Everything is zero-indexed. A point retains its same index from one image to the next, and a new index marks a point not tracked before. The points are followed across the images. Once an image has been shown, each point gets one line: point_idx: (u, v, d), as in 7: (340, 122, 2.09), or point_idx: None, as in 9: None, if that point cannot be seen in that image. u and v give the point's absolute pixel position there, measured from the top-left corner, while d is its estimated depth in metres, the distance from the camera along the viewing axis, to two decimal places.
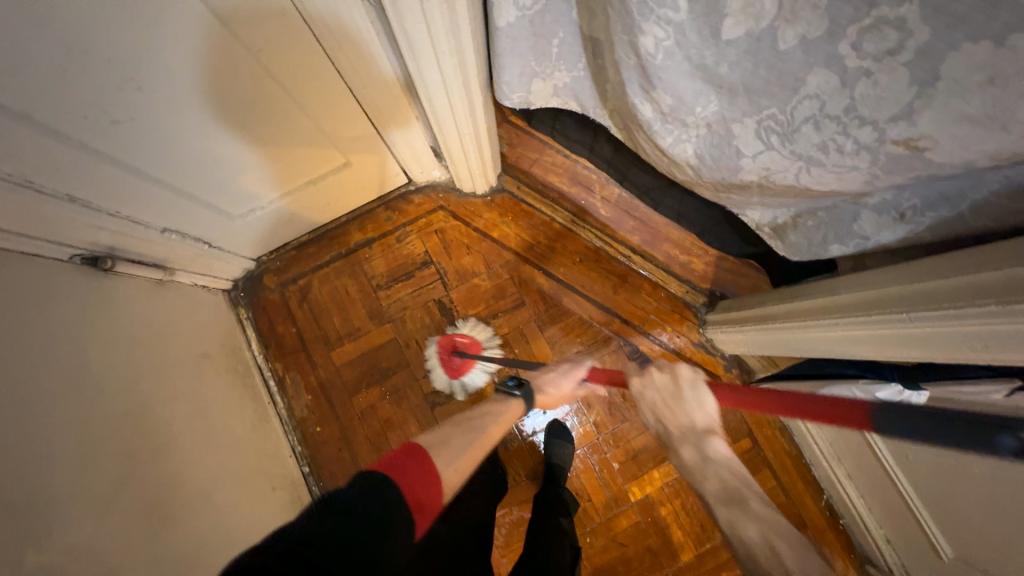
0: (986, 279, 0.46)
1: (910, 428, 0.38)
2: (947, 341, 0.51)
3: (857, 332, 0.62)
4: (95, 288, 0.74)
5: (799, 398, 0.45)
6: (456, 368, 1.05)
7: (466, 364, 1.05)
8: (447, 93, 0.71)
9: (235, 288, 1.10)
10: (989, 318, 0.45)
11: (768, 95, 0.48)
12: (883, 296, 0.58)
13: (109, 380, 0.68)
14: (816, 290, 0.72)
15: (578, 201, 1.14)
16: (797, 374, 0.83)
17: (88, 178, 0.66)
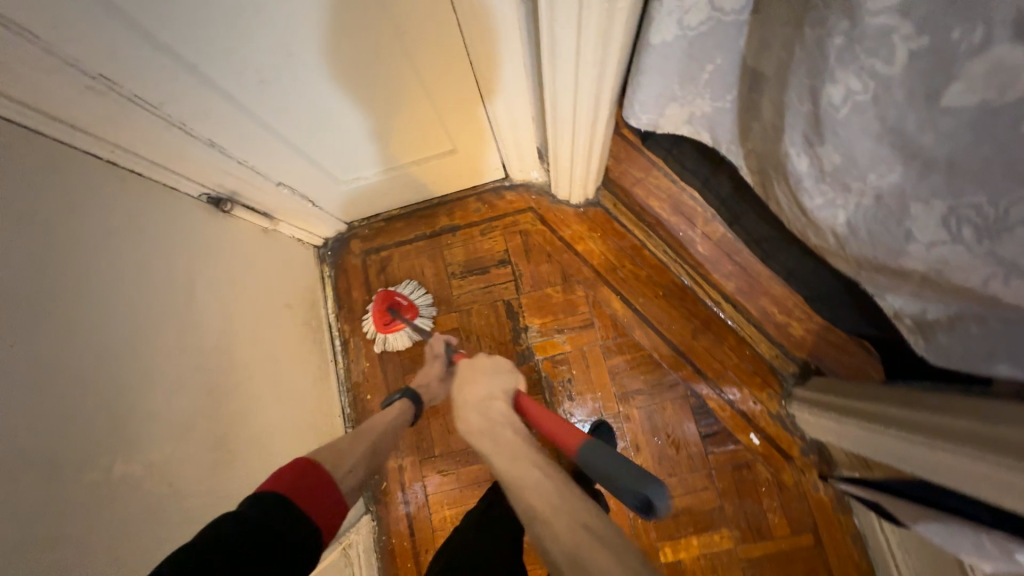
0: None
1: (602, 462, 0.57)
2: None
3: (983, 475, 0.51)
4: (213, 228, 0.81)
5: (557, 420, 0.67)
6: (388, 325, 1.04)
7: (395, 325, 1.04)
8: (574, 102, 0.67)
9: (324, 247, 1.17)
10: None
11: (979, 180, 0.39)
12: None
13: (204, 315, 0.74)
14: (956, 409, 0.60)
15: (676, 231, 1.05)
16: (900, 492, 0.71)
17: (228, 128, 0.70)
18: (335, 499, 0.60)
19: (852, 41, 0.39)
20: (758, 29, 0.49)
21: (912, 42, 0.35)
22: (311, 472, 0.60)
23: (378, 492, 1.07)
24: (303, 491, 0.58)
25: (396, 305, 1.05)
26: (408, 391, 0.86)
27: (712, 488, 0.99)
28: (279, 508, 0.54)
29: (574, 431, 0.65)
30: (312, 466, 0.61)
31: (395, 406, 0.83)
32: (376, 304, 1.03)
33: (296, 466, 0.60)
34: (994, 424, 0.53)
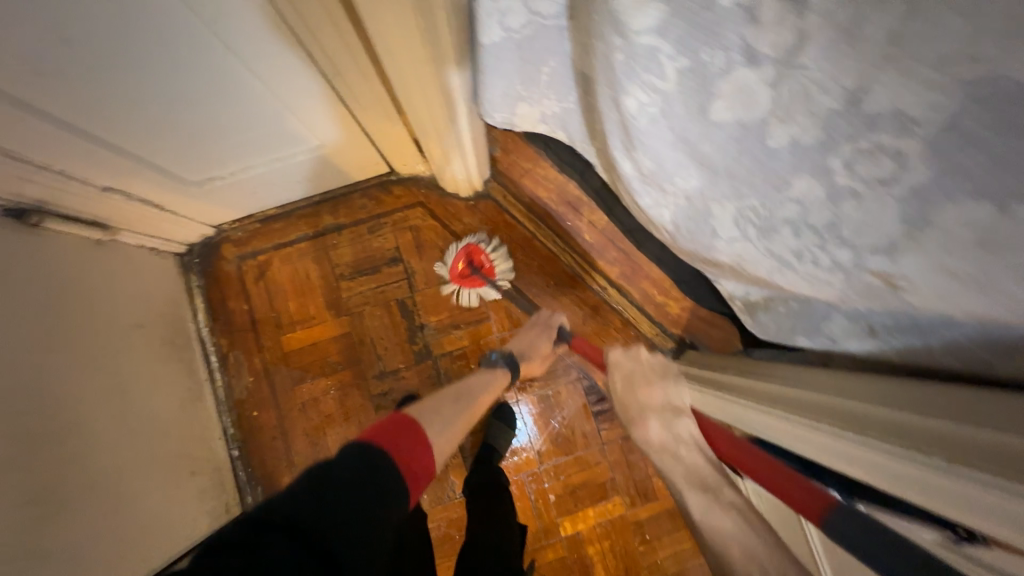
0: (904, 420, 0.42)
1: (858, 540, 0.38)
2: (829, 456, 0.47)
3: (765, 421, 0.59)
4: (18, 244, 0.69)
5: (789, 475, 0.46)
6: (467, 280, 1.07)
7: (474, 279, 1.07)
8: (427, 100, 0.65)
9: (189, 254, 1.05)
10: (876, 448, 0.41)
11: (750, 184, 0.43)
12: (810, 397, 0.55)
13: (18, 351, 0.64)
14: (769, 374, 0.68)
15: (564, 221, 1.09)
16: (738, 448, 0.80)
17: (15, 130, 0.59)
18: (418, 448, 0.62)
19: (633, 56, 0.41)
20: (576, 36, 0.50)
21: (677, 61, 0.38)
22: (411, 432, 0.63)
23: None
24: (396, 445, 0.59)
25: (477, 263, 1.07)
26: (510, 359, 0.93)
27: (605, 462, 1.05)
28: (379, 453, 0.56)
29: (820, 493, 0.43)
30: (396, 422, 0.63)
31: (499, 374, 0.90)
32: (454, 259, 1.07)
33: (392, 421, 0.63)
34: (837, 397, 0.52)
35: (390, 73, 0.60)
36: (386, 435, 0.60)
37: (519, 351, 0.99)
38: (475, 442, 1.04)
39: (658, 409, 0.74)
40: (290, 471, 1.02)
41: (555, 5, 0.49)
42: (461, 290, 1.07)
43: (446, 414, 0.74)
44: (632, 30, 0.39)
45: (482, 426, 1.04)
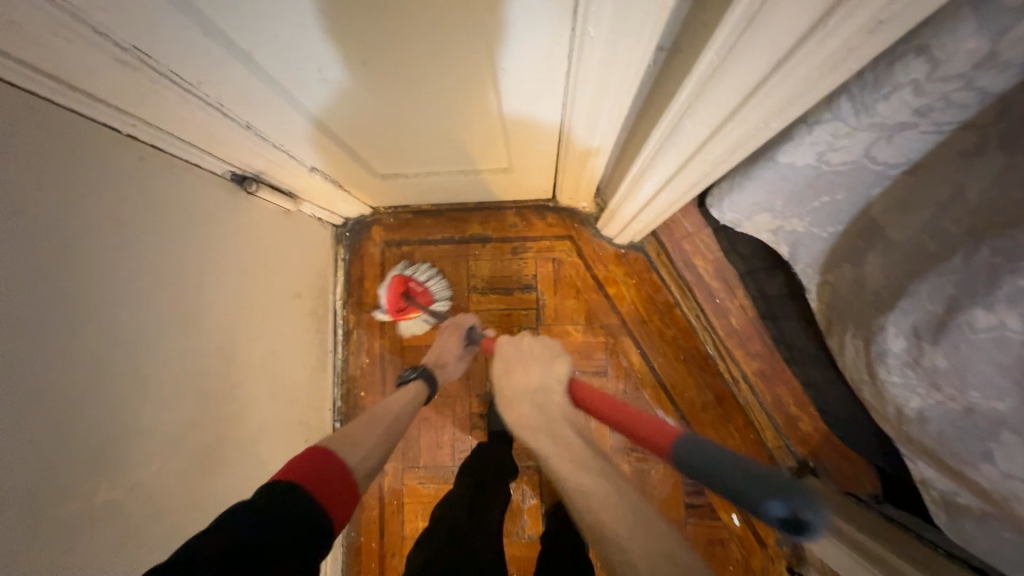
0: None
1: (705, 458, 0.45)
2: None
3: None
4: (233, 209, 0.73)
5: (636, 418, 0.54)
6: (402, 312, 1.01)
7: (408, 310, 1.01)
8: (664, 181, 0.61)
9: (344, 226, 1.10)
10: None
11: None
12: None
13: (210, 312, 0.68)
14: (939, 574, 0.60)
15: (712, 298, 1.01)
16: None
17: (270, 115, 0.62)
18: (346, 484, 0.54)
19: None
20: (920, 186, 0.45)
21: None
22: (334, 466, 0.54)
23: None
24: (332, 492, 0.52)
25: (411, 293, 1.02)
26: (424, 371, 0.85)
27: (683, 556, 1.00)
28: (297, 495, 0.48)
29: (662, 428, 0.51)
30: (320, 456, 0.54)
31: (411, 388, 0.80)
32: (388, 289, 1.01)
33: (312, 455, 0.54)
34: None
35: (645, 152, 0.56)
36: (308, 469, 0.52)
37: (434, 360, 0.89)
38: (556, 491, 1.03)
39: (529, 391, 0.68)
40: None
41: (900, 155, 0.45)
42: (404, 323, 1.02)
43: (364, 439, 0.64)
44: None
45: None
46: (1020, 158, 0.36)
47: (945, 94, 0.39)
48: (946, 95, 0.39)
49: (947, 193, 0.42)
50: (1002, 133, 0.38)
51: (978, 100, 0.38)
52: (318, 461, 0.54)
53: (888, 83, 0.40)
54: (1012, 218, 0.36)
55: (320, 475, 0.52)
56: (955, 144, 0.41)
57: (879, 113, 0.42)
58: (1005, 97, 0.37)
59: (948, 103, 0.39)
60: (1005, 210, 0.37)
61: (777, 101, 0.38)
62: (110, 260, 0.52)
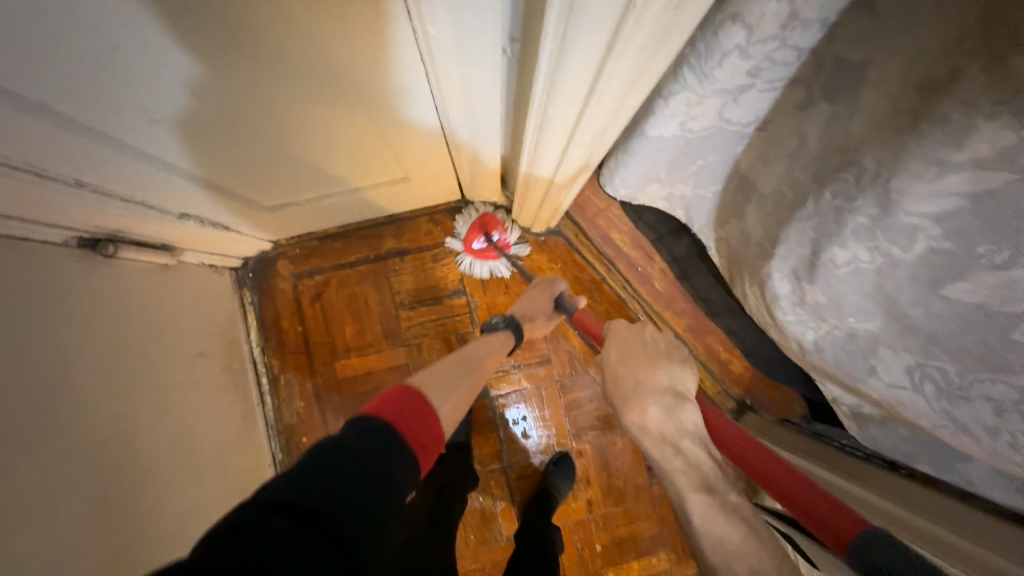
0: None
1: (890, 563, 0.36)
2: None
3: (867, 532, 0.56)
4: (91, 280, 0.64)
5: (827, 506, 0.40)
6: (478, 250, 1.00)
7: (487, 252, 1.00)
8: (553, 170, 0.61)
9: (244, 268, 1.01)
10: None
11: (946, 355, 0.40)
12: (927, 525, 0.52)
13: (86, 400, 0.59)
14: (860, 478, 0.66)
15: (634, 267, 1.04)
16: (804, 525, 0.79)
17: (105, 167, 0.54)
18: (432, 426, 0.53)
19: (878, 224, 0.37)
20: (774, 141, 0.48)
21: (936, 243, 0.34)
22: (421, 403, 0.54)
23: None
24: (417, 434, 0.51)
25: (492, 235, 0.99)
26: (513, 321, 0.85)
27: (655, 515, 1.04)
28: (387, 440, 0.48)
29: (824, 494, 0.41)
30: (418, 401, 0.54)
31: (500, 337, 0.81)
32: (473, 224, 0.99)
33: (404, 391, 0.54)
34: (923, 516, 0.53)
35: (527, 144, 0.55)
36: (401, 415, 0.51)
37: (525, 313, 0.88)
38: (525, 487, 1.02)
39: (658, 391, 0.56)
40: None
41: (750, 115, 0.48)
42: (472, 263, 1.01)
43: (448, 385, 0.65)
44: (898, 203, 0.35)
45: (537, 472, 1.03)
46: (842, 105, 0.39)
47: (768, 53, 0.40)
48: (770, 54, 0.40)
49: (794, 143, 0.45)
50: (825, 84, 0.41)
51: (798, 57, 0.41)
52: (415, 405, 0.53)
53: (717, 50, 0.41)
54: (845, 161, 0.39)
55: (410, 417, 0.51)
56: (789, 100, 0.44)
57: (719, 79, 0.43)
58: (821, 51, 0.40)
59: (776, 63, 0.42)
60: (840, 155, 0.40)
61: (628, 79, 0.38)
62: None
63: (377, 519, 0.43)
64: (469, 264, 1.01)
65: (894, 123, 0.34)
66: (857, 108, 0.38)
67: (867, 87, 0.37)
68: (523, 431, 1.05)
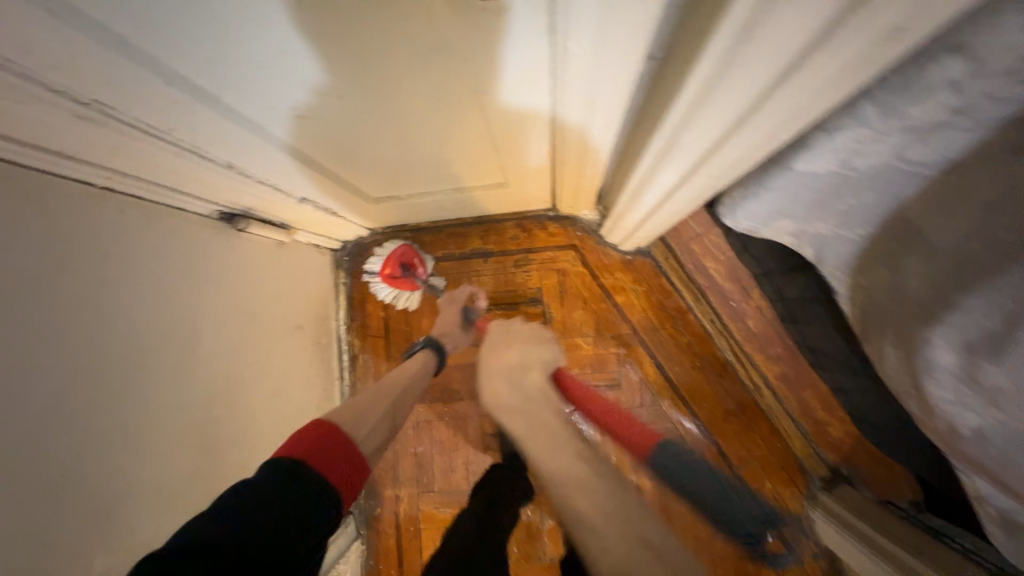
0: None
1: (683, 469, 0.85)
2: None
3: None
4: (224, 249, 0.72)
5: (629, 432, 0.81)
6: (399, 281, 0.99)
7: (406, 283, 1.00)
8: (666, 194, 0.57)
9: (342, 250, 1.08)
10: None
11: None
12: None
13: (206, 355, 0.67)
14: None
15: (727, 301, 0.96)
16: None
17: (251, 153, 0.60)
18: (348, 459, 0.55)
19: None
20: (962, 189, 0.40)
21: None
22: (337, 440, 0.56)
23: (371, 517, 1.04)
24: (330, 466, 0.53)
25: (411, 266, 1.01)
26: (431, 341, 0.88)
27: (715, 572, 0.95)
28: (297, 476, 0.50)
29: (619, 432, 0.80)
30: (328, 436, 0.55)
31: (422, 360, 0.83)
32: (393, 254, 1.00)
33: (317, 430, 0.56)
34: None
35: (644, 165, 0.52)
36: (321, 451, 0.53)
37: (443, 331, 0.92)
38: None
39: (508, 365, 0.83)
40: (393, 483, 1.04)
41: (934, 155, 0.41)
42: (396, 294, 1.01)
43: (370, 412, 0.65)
44: None
45: None
46: None
47: (988, 91, 0.33)
48: (988, 92, 0.33)
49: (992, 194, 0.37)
50: None
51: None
52: (326, 440, 0.55)
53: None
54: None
55: (325, 452, 0.54)
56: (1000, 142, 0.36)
57: (912, 117, 0.38)
58: None
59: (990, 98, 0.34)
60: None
61: (789, 110, 0.34)
62: (98, 320, 0.51)
63: (283, 547, 0.45)
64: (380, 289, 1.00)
65: None
66: None
67: None
68: None
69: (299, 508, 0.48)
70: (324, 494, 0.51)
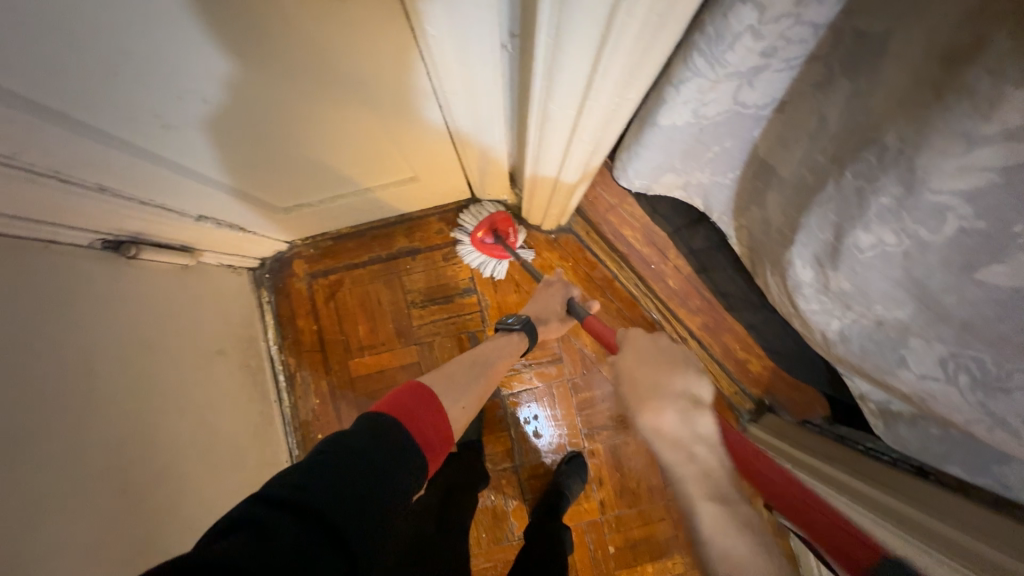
0: None
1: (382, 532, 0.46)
2: None
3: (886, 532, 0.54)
4: (115, 280, 0.67)
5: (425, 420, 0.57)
6: (488, 246, 0.98)
7: (497, 251, 0.99)
8: (559, 165, 0.60)
9: (261, 268, 1.03)
10: None
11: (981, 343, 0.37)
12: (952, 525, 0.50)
13: (110, 395, 0.62)
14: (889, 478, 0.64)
15: (646, 263, 1.02)
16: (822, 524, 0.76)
17: (124, 171, 0.56)
18: (437, 423, 0.58)
19: (903, 205, 0.35)
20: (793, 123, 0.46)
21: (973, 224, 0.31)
22: (412, 394, 0.59)
23: None
24: (411, 413, 0.56)
25: (503, 233, 0.99)
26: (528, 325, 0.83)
27: (669, 518, 1.02)
28: (394, 429, 0.53)
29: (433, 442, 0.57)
30: (421, 393, 0.59)
31: (514, 341, 0.83)
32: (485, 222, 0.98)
33: (410, 390, 0.59)
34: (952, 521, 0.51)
35: (530, 140, 0.54)
36: (404, 410, 0.56)
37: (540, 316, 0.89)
38: (537, 486, 1.02)
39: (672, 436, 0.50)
40: None
41: (766, 96, 0.46)
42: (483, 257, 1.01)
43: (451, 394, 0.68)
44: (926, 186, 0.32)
45: (549, 471, 1.03)
46: (864, 81, 0.37)
47: (782, 32, 0.39)
48: (783, 33, 0.39)
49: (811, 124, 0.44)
50: (845, 60, 0.39)
51: (814, 33, 0.39)
52: (419, 397, 0.59)
53: (728, 33, 0.39)
54: (863, 141, 0.37)
55: (411, 404, 0.57)
56: (807, 78, 0.43)
57: (731, 63, 0.42)
58: (840, 26, 0.37)
59: (792, 40, 0.40)
60: (861, 135, 0.38)
61: (631, 69, 0.38)
62: None
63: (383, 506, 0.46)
64: (468, 253, 1.00)
65: (916, 96, 0.32)
66: (878, 84, 0.36)
67: (890, 59, 0.35)
68: (535, 429, 1.04)
69: (388, 462, 0.49)
70: (403, 436, 0.53)
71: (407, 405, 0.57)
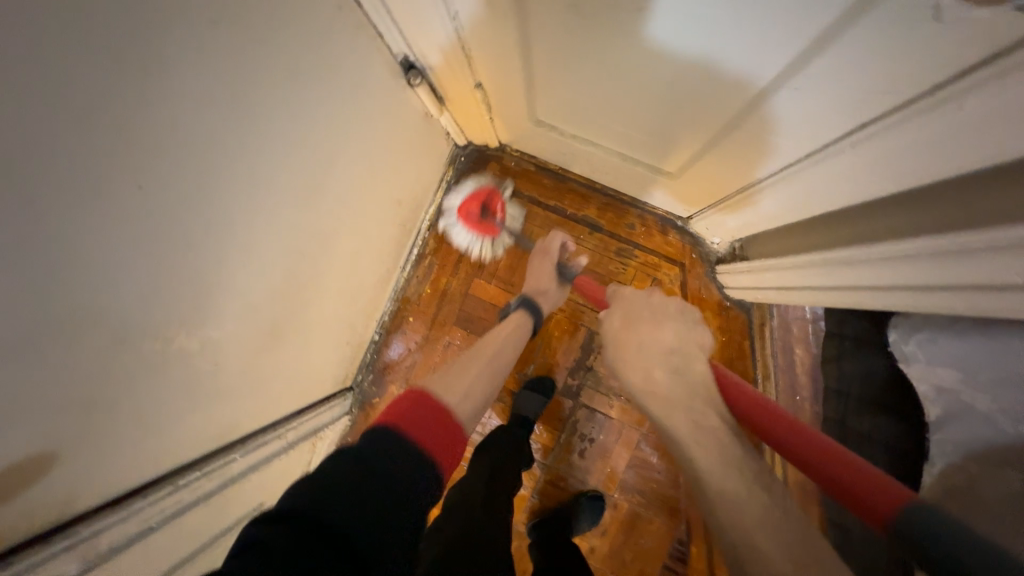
0: None
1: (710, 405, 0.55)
2: None
3: None
4: (388, 94, 0.69)
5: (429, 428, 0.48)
6: (478, 224, 0.94)
7: (487, 227, 0.95)
8: (900, 283, 0.51)
9: (462, 149, 1.03)
10: None
11: None
12: None
13: (329, 192, 0.64)
14: None
15: (793, 393, 0.90)
16: None
17: (485, 16, 0.56)
18: (441, 424, 0.49)
19: None
20: None
21: None
22: (422, 406, 0.50)
23: (365, 401, 1.03)
24: (417, 423, 0.47)
25: (490, 210, 0.95)
26: (527, 302, 0.82)
27: None
28: (388, 439, 0.44)
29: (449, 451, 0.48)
30: (416, 399, 0.51)
31: (513, 321, 0.78)
32: (468, 202, 0.94)
33: (406, 398, 0.51)
34: None
35: (941, 241, 0.45)
36: (402, 409, 0.49)
37: (536, 291, 0.86)
38: (549, 495, 0.99)
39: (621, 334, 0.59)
40: (402, 384, 1.03)
41: None
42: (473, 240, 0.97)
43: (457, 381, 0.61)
44: None
45: (568, 491, 0.99)
46: None
47: None
48: None
49: None
50: None
51: None
52: (415, 403, 0.50)
53: None
54: None
55: (415, 411, 0.48)
56: None
57: None
58: None
59: None
60: None
61: None
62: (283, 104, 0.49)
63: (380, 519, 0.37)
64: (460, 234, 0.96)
65: None
66: None
67: None
68: (581, 448, 1.01)
69: (389, 471, 0.41)
70: (407, 449, 0.44)
71: (406, 414, 0.48)
